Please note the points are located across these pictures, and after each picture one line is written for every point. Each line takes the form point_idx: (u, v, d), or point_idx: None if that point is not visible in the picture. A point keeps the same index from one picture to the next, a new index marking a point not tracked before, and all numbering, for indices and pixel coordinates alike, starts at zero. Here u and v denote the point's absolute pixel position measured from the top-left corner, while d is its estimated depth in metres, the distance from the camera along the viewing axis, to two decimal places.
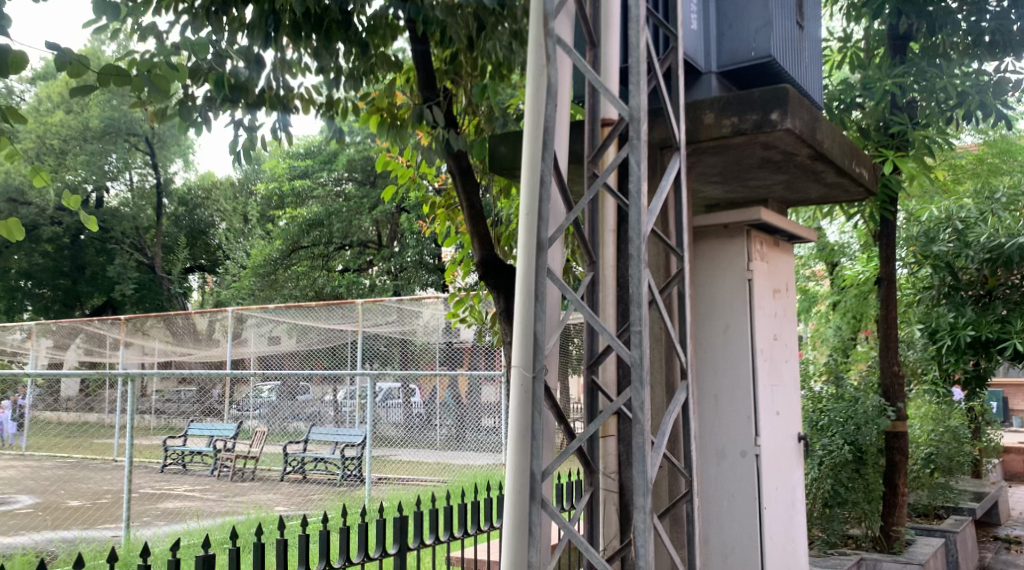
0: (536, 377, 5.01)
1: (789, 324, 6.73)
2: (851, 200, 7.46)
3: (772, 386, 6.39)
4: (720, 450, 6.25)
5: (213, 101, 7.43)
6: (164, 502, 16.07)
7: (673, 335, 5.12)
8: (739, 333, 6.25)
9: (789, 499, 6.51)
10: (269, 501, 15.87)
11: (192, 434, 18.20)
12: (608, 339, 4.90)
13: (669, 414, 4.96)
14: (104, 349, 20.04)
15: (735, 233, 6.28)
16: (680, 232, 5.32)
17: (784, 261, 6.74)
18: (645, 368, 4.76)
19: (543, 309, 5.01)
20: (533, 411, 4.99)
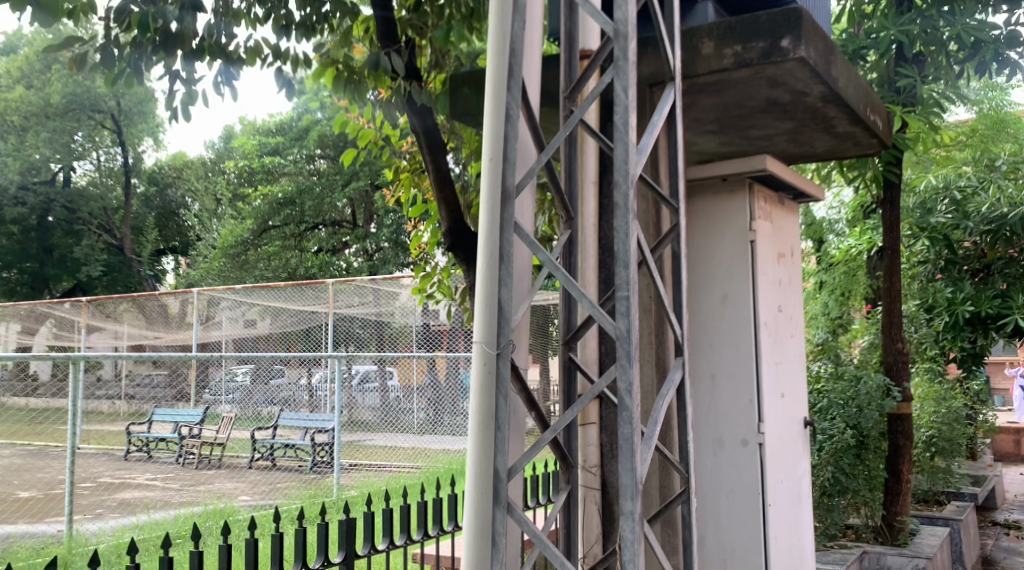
0: (501, 355, 4.13)
1: (795, 293, 5.90)
2: (861, 154, 6.61)
3: (777, 364, 5.55)
4: (717, 438, 5.41)
5: (140, 46, 6.45)
6: (119, 492, 15.08)
7: (667, 302, 4.25)
8: (739, 304, 5.39)
9: (796, 492, 5.69)
10: (232, 489, 14.91)
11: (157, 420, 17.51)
12: (590, 308, 4.03)
13: (662, 398, 4.09)
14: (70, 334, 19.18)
15: (735, 188, 5.44)
16: (675, 181, 4.45)
17: (789, 222, 5.90)
18: (634, 342, 3.89)
19: (510, 272, 4.13)
20: (497, 396, 4.12)
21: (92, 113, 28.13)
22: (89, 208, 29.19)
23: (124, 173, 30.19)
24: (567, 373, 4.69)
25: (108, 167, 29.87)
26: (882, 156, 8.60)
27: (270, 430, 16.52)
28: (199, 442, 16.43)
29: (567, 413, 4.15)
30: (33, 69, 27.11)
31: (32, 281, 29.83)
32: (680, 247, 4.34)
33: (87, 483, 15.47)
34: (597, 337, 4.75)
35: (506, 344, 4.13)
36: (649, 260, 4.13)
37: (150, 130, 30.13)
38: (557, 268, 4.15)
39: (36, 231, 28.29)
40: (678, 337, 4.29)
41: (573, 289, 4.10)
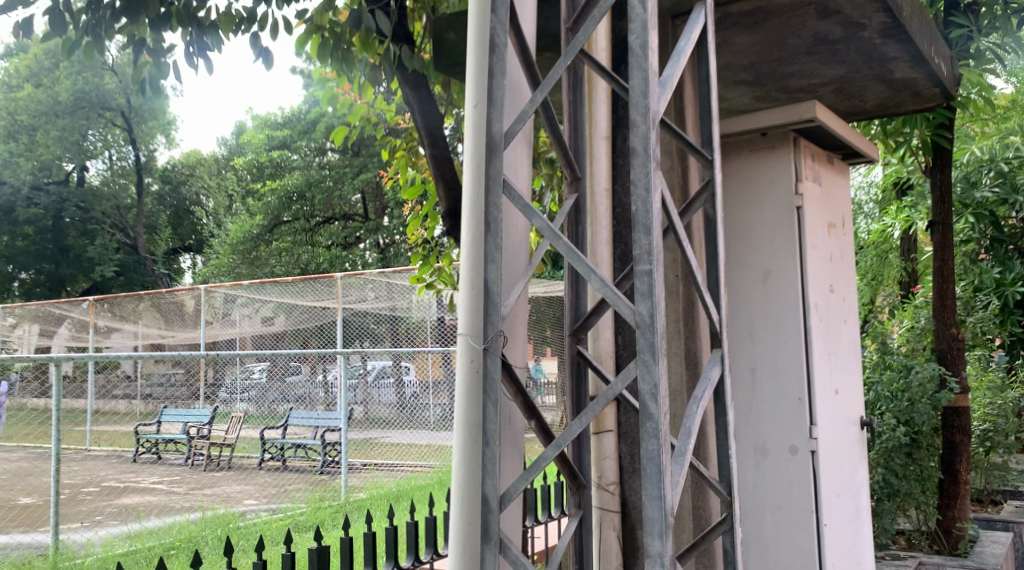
0: (489, 350, 3.21)
1: (847, 271, 5.00)
2: (919, 107, 5.66)
3: (829, 355, 4.64)
4: (761, 445, 4.49)
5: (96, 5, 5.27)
6: (118, 496, 14.07)
7: (701, 278, 3.33)
8: (784, 282, 4.48)
9: (854, 506, 4.78)
10: (238, 493, 13.94)
11: (165, 420, 16.52)
12: (605, 287, 3.12)
13: (695, 403, 3.19)
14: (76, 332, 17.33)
15: (777, 145, 4.52)
16: (707, 129, 3.55)
17: (840, 186, 5.00)
18: (660, 332, 2.99)
19: (498, 244, 3.21)
20: (484, 404, 3.20)
21: (102, 110, 27.80)
22: (103, 207, 28.07)
23: (137, 169, 29.19)
24: (576, 370, 3.82)
25: (122, 165, 28.97)
26: (930, 114, 7.42)
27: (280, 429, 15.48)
28: (208, 443, 15.11)
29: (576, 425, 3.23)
30: (41, 67, 27.02)
31: (51, 282, 28.09)
32: (714, 212, 3.44)
33: (89, 489, 14.39)
34: (613, 327, 3.86)
35: (493, 337, 3.21)
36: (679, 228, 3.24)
37: (162, 129, 29.76)
38: (558, 240, 3.21)
39: (51, 231, 27.36)
40: (716, 326, 3.39)
41: (580, 264, 3.18)
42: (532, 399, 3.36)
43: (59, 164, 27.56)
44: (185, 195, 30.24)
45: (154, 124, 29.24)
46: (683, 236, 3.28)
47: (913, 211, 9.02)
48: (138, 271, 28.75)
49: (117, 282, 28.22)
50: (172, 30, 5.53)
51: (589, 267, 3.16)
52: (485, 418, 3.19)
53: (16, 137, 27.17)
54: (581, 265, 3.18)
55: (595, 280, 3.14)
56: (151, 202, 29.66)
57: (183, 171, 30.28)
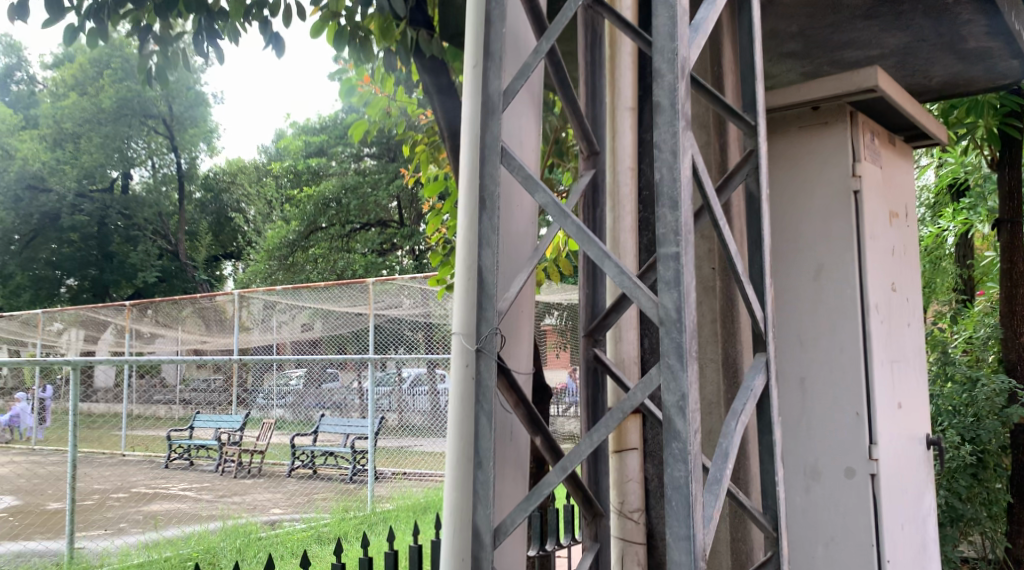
0: (483, 352, 2.65)
1: (911, 265, 4.39)
2: (991, 85, 5.04)
3: (891, 364, 4.03)
4: (811, 466, 3.89)
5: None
6: (146, 504, 12.18)
7: (740, 267, 2.76)
8: (839, 278, 3.88)
9: (920, 538, 4.15)
10: (266, 500, 12.04)
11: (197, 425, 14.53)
12: (624, 277, 2.54)
13: (733, 420, 2.62)
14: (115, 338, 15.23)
15: (830, 119, 3.93)
16: (748, 88, 2.96)
17: (902, 170, 4.40)
18: (690, 330, 2.42)
19: (494, 225, 2.66)
20: (477, 416, 2.63)
21: (144, 118, 27.30)
22: (146, 213, 27.30)
23: (178, 177, 28.60)
24: (593, 377, 3.26)
25: (164, 173, 28.35)
26: (1000, 92, 6.29)
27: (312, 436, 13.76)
28: (238, 449, 13.34)
29: (585, 445, 2.64)
30: (86, 76, 26.40)
31: (95, 288, 26.95)
32: (758, 191, 2.87)
33: (121, 495, 12.74)
34: (638, 328, 3.28)
35: (488, 336, 2.64)
36: (716, 208, 2.66)
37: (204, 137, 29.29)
38: (564, 219, 2.62)
39: (96, 237, 26.47)
40: (760, 327, 2.81)
41: (592, 249, 2.59)
42: (538, 412, 2.79)
43: (104, 169, 26.56)
44: (226, 203, 29.81)
45: (196, 132, 28.77)
46: (721, 218, 2.70)
47: (972, 212, 7.84)
48: (180, 276, 27.83)
49: (160, 288, 27.51)
50: (182, 17, 5.00)
51: (602, 251, 2.58)
52: (478, 434, 2.62)
53: (61, 145, 26.39)
54: (592, 251, 2.59)
55: (608, 267, 2.57)
56: (193, 209, 29.44)
57: (225, 178, 29.64)
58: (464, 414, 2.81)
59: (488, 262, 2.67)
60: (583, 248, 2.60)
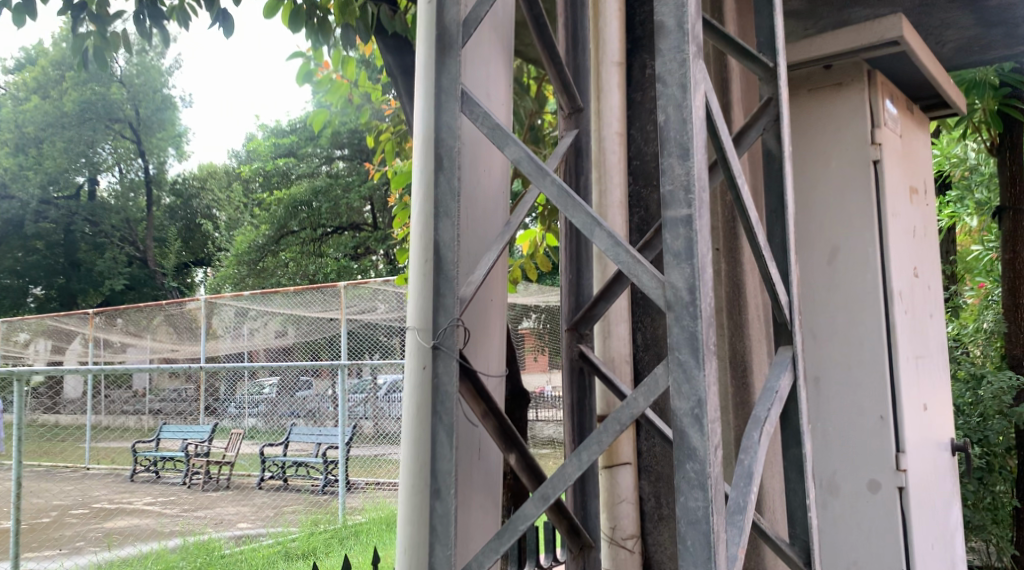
0: (440, 350, 2.09)
1: (932, 249, 3.88)
2: (1011, 50, 4.45)
3: (916, 359, 3.51)
4: (829, 478, 3.36)
5: None
6: (104, 520, 10.76)
7: (760, 241, 2.23)
8: (857, 261, 3.36)
9: (949, 558, 3.64)
10: (232, 515, 10.71)
11: (165, 438, 12.90)
12: (619, 250, 2.00)
13: (753, 431, 2.11)
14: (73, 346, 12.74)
15: (845, 80, 3.42)
16: (765, 24, 2.43)
17: (920, 142, 3.89)
18: (705, 316, 1.92)
19: (453, 188, 2.12)
20: (434, 431, 2.08)
21: (108, 122, 25.44)
22: (112, 221, 25.12)
23: (147, 185, 26.06)
24: (579, 381, 2.71)
25: (132, 178, 25.91)
26: (1003, 66, 5.42)
27: (283, 447, 12.13)
28: (204, 461, 11.86)
29: (572, 467, 2.07)
30: (48, 79, 24.69)
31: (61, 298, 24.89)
32: (780, 150, 2.33)
33: (85, 508, 11.28)
34: (629, 320, 2.78)
35: (447, 329, 2.09)
36: (732, 168, 2.19)
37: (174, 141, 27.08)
38: (542, 178, 2.08)
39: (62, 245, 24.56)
40: (785, 316, 2.28)
41: (577, 215, 2.04)
42: (511, 425, 2.25)
43: (70, 176, 24.94)
44: (196, 209, 27.02)
45: (165, 134, 26.64)
46: (739, 181, 2.20)
47: (961, 204, 7.28)
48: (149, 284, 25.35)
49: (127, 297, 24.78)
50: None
51: (587, 216, 2.03)
52: (435, 453, 2.06)
53: (24, 152, 24.59)
54: (576, 217, 2.05)
55: (597, 237, 2.02)
56: (161, 214, 26.46)
57: (196, 183, 27.18)
58: (421, 428, 2.27)
59: (446, 235, 2.12)
60: (565, 214, 2.06)
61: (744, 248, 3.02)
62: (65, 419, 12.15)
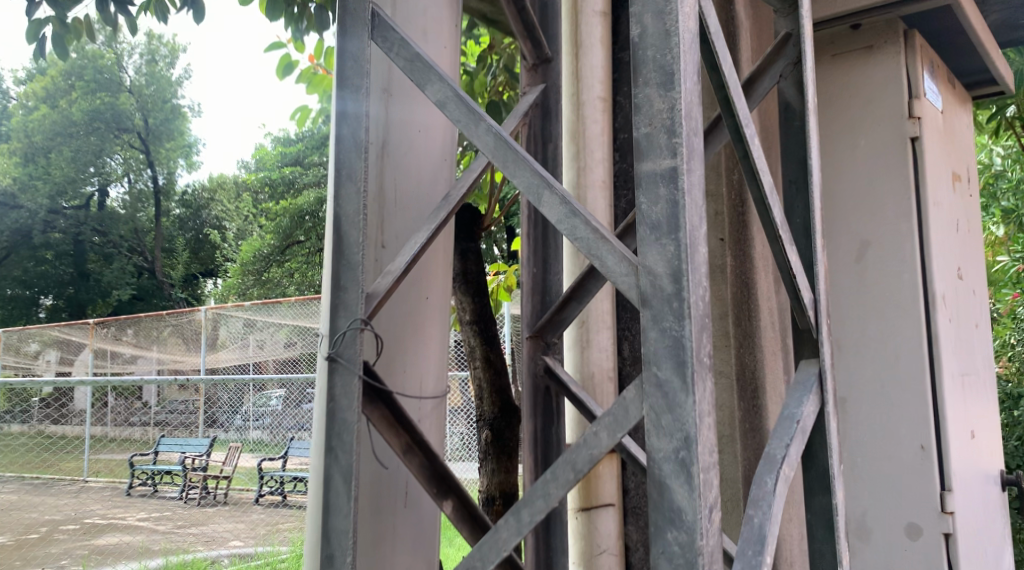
0: (338, 363, 1.56)
1: (976, 247, 3.31)
2: None
3: (962, 377, 2.95)
4: (862, 521, 2.79)
5: None
6: (94, 537, 9.18)
7: (779, 218, 1.63)
8: (889, 259, 2.80)
9: None
10: (224, 529, 9.41)
11: (162, 450, 11.74)
12: (576, 222, 1.47)
13: (768, 476, 1.54)
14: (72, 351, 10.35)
15: (876, 41, 2.87)
16: None
17: (962, 122, 3.34)
18: (695, 317, 1.37)
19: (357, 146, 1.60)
20: (328, 474, 1.54)
21: (117, 132, 24.36)
22: (121, 230, 23.96)
23: (155, 195, 25.11)
24: (544, 405, 2.15)
25: (140, 189, 24.86)
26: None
27: (282, 463, 10.86)
28: (201, 473, 10.64)
29: (510, 531, 1.54)
30: (58, 89, 23.62)
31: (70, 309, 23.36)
32: (805, 101, 1.76)
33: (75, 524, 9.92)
34: (612, 330, 2.36)
35: (347, 335, 1.56)
36: (745, 122, 1.58)
37: (185, 151, 25.87)
38: (475, 128, 1.57)
39: (71, 255, 23.32)
40: (812, 322, 1.71)
41: (521, 178, 1.53)
42: (442, 464, 1.68)
43: (79, 185, 23.88)
44: (204, 221, 25.68)
45: (175, 145, 25.45)
46: (751, 138, 1.61)
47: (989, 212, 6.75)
48: (158, 295, 24.18)
49: (137, 307, 24.16)
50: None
51: (534, 174, 1.51)
52: (327, 505, 1.52)
53: (33, 160, 23.40)
54: (520, 180, 1.53)
55: (546, 204, 1.50)
56: (170, 225, 25.35)
57: (206, 196, 26.10)
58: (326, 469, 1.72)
59: (349, 206, 1.60)
60: (507, 174, 1.54)
61: (754, 241, 2.49)
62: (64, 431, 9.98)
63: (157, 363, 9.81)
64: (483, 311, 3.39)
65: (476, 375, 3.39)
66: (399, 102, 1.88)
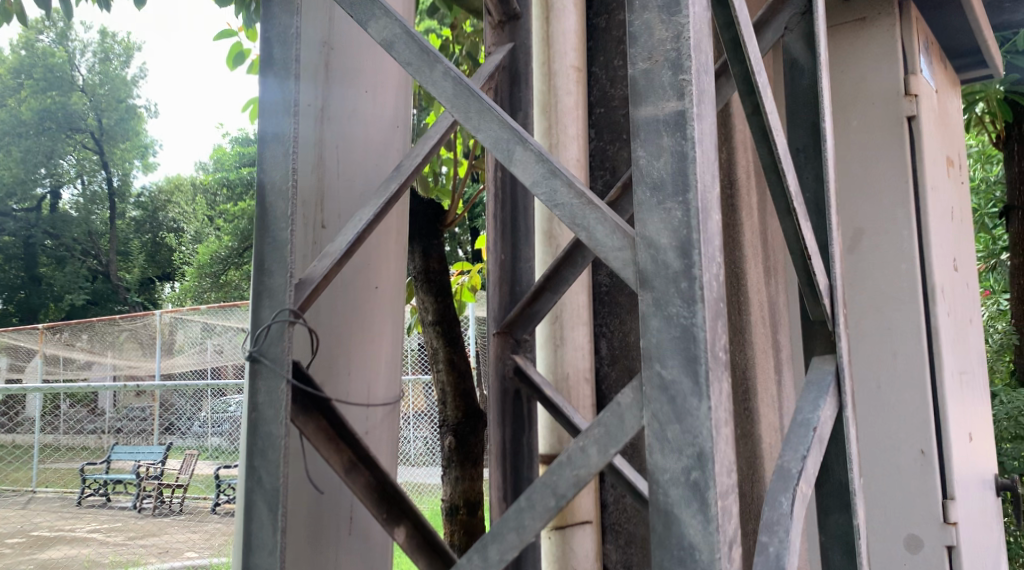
0: (260, 363, 1.29)
1: (966, 235, 3.06)
2: None
3: (959, 374, 2.67)
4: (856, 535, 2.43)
5: None
6: (40, 551, 8.65)
7: (791, 188, 1.38)
8: (884, 246, 2.44)
9: None
10: (180, 540, 8.93)
11: (114, 459, 11.23)
12: (556, 183, 1.21)
13: (786, 499, 1.29)
14: (19, 355, 9.68)
15: (869, 14, 2.53)
16: None
17: (953, 104, 3.10)
18: (709, 303, 1.12)
19: (278, 101, 1.34)
20: (249, 498, 1.27)
21: (69, 132, 23.61)
22: (74, 233, 23.12)
23: (110, 196, 24.28)
24: (514, 411, 1.87)
25: (94, 191, 24.09)
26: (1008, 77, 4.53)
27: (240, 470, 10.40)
28: (155, 482, 10.15)
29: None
30: (5, 88, 23.07)
31: (22, 315, 22.57)
32: (818, 58, 1.53)
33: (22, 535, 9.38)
34: (588, 327, 2.16)
35: (273, 329, 1.29)
36: (756, 71, 1.33)
37: (141, 151, 25.15)
38: (431, 72, 1.32)
39: (22, 259, 22.51)
40: (828, 314, 1.49)
41: (486, 131, 1.27)
42: (394, 485, 1.41)
43: (29, 187, 23.08)
44: (162, 223, 24.92)
45: (130, 145, 24.72)
46: (764, 89, 1.35)
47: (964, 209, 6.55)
48: (114, 300, 23.30)
49: (89, 312, 22.77)
50: None
51: (502, 125, 1.25)
52: (248, 539, 1.26)
53: None
54: (484, 133, 1.27)
55: (518, 161, 1.24)
56: (127, 227, 24.42)
57: (163, 197, 25.17)
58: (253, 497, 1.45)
59: (273, 169, 1.33)
60: (469, 127, 1.28)
61: (743, 226, 2.26)
62: (12, 439, 9.36)
63: (113, 367, 9.39)
64: (448, 313, 3.22)
65: (438, 378, 3.25)
66: (341, 58, 1.62)
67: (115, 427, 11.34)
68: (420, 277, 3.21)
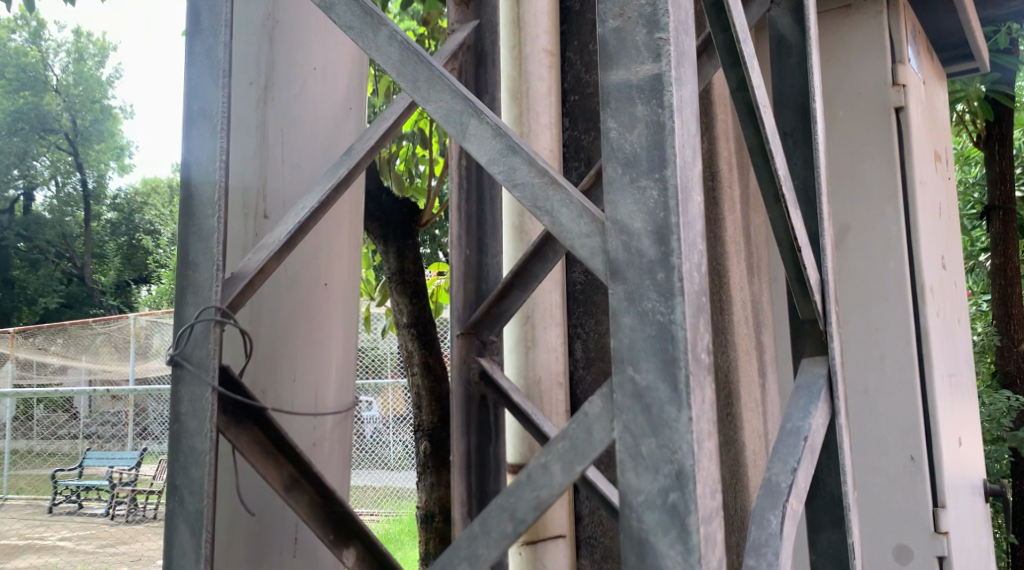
0: (183, 367, 1.16)
1: (954, 235, 2.93)
2: None
3: (949, 377, 2.51)
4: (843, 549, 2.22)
5: None
6: (6, 561, 8.34)
7: (780, 169, 1.27)
8: (871, 242, 2.25)
9: None
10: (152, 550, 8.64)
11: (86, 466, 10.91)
12: (516, 160, 1.09)
13: (774, 516, 1.17)
14: None
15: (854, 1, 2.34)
16: None
17: (940, 98, 2.97)
18: (691, 298, 0.99)
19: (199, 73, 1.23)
20: (171, 520, 1.15)
21: (41, 133, 23.08)
22: (48, 235, 22.15)
23: (85, 198, 23.35)
24: (480, 419, 1.73)
25: (69, 192, 23.09)
26: (990, 78, 4.39)
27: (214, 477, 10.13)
28: (128, 489, 9.85)
29: None
30: None
31: None
32: (809, 33, 1.42)
33: None
34: (562, 329, 2.03)
35: (196, 329, 1.16)
36: (743, 39, 1.21)
37: (115, 152, 24.67)
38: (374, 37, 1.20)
39: None
40: (820, 312, 1.38)
41: (437, 104, 1.14)
42: (342, 505, 1.27)
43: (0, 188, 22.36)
44: (137, 225, 24.37)
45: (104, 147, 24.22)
46: (751, 61, 1.23)
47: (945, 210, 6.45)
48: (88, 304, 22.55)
49: (64, 315, 22.04)
50: None
51: (456, 95, 1.13)
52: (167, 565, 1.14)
53: None
54: (435, 105, 1.14)
55: (473, 136, 1.12)
56: (101, 229, 23.56)
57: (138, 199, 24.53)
58: None
59: (200, 147, 1.22)
60: (418, 97, 1.16)
61: (725, 222, 2.14)
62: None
63: (87, 372, 9.12)
64: (423, 314, 3.11)
65: (413, 382, 3.12)
66: (287, 33, 1.52)
67: (87, 434, 11.02)
68: (395, 277, 3.11)
